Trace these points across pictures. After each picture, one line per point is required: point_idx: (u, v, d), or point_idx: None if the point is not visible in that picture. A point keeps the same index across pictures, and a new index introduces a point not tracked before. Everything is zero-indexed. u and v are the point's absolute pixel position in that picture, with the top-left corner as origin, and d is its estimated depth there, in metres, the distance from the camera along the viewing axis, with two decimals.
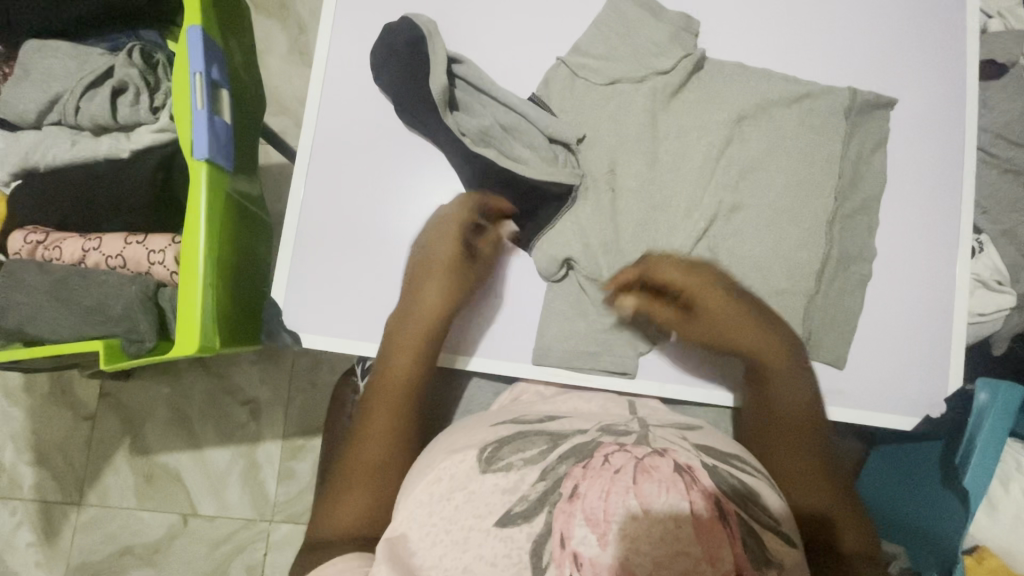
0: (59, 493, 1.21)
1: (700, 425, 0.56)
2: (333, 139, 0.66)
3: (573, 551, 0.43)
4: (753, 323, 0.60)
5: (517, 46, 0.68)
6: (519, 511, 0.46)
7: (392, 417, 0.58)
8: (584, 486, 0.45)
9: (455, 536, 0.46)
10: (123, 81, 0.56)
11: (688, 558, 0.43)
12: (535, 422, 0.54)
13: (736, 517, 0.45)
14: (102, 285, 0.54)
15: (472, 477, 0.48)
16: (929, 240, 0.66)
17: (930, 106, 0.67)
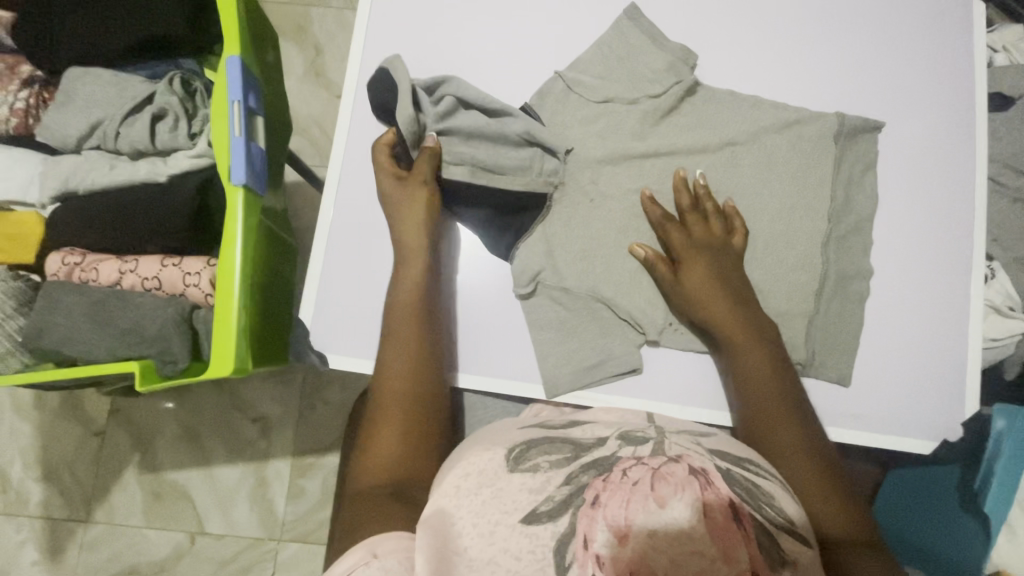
0: (66, 510, 1.20)
1: (713, 432, 0.56)
2: (362, 164, 0.67)
3: (596, 552, 0.44)
4: (730, 310, 0.61)
5: (514, 66, 0.70)
6: (545, 510, 0.46)
7: (419, 360, 0.59)
8: (605, 496, 0.46)
9: (481, 529, 0.46)
10: (164, 108, 0.58)
11: (704, 558, 0.44)
12: (559, 428, 0.54)
13: (750, 518, 0.46)
14: (136, 307, 0.55)
15: (501, 475, 0.49)
16: (941, 266, 0.67)
17: (937, 136, 0.69)
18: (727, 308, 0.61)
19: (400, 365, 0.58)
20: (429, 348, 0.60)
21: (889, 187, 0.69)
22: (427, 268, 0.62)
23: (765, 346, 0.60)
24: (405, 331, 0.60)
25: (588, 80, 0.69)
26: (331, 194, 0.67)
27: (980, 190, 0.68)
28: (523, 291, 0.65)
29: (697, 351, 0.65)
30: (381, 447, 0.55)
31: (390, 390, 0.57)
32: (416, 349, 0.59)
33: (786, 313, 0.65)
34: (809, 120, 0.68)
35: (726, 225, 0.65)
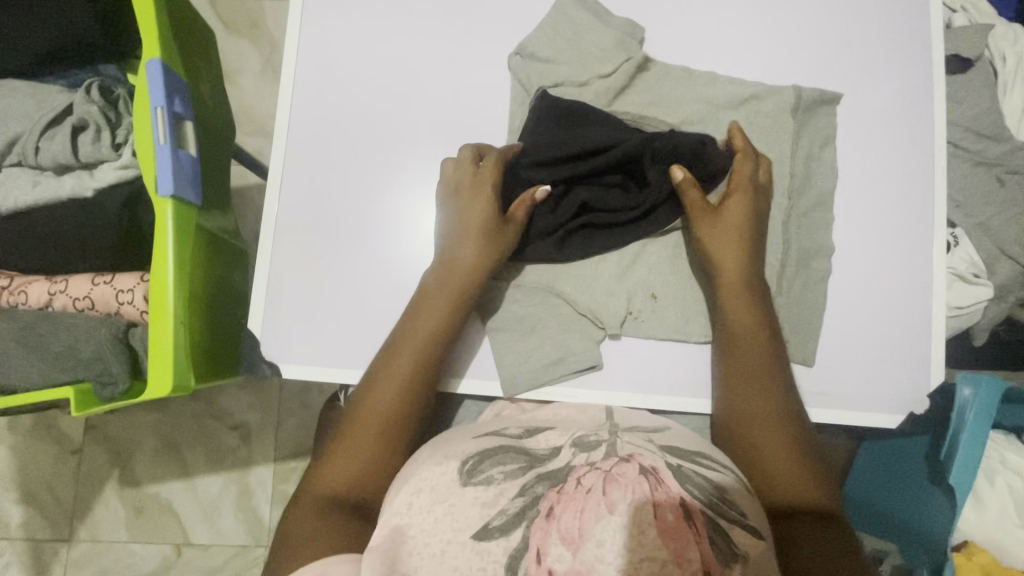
0: (48, 530, 1.19)
1: (666, 427, 0.57)
2: (306, 163, 0.65)
3: (549, 567, 0.44)
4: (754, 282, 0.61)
5: (461, 52, 0.67)
6: (497, 524, 0.47)
7: (411, 384, 0.58)
8: (559, 508, 0.46)
9: (433, 549, 0.46)
10: (83, 119, 0.55)
11: (655, 562, 0.43)
12: (514, 436, 0.54)
13: (701, 515, 0.46)
14: (69, 329, 0.53)
15: (452, 491, 0.49)
16: (904, 236, 0.66)
17: (897, 102, 0.68)
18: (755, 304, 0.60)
19: (391, 387, 0.57)
20: (425, 372, 0.58)
21: (849, 158, 0.67)
22: (450, 308, 0.59)
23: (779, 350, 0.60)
24: (402, 352, 0.58)
25: (538, 67, 0.66)
26: (275, 196, 0.65)
27: (942, 156, 0.67)
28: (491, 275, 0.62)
29: (659, 338, 0.63)
30: (345, 459, 0.56)
31: (373, 408, 0.57)
32: (411, 372, 0.58)
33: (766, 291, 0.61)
34: (765, 95, 0.66)
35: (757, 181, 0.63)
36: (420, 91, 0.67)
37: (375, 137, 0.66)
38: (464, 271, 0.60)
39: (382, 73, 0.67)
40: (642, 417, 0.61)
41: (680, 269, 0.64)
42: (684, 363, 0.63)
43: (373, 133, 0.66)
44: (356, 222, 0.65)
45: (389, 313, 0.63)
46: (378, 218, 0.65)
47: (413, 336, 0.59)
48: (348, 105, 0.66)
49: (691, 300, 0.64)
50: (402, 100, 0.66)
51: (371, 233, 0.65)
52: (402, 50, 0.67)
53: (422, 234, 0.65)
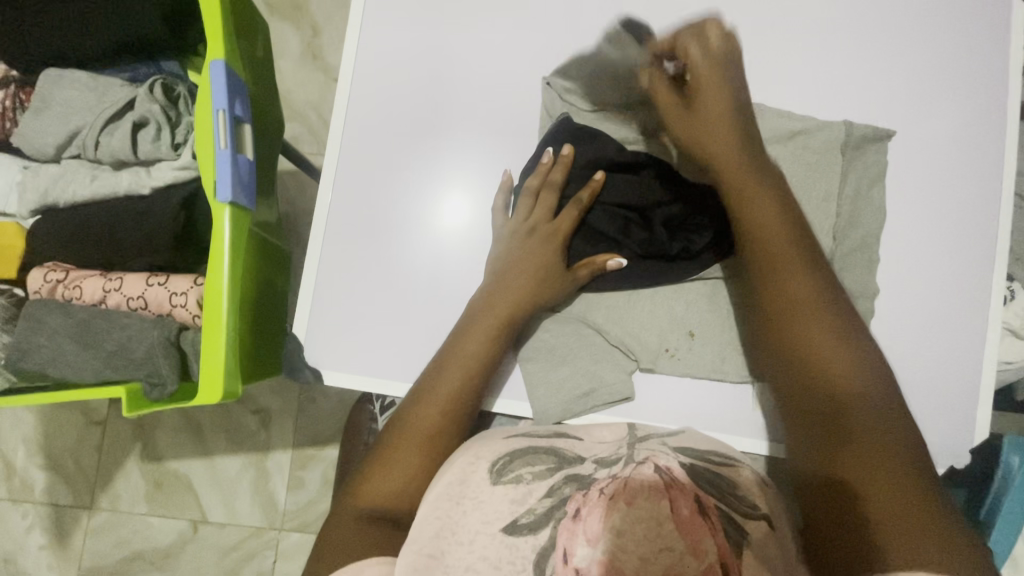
0: (71, 497, 1.22)
1: (684, 431, 0.57)
2: (355, 173, 0.65)
3: (575, 566, 0.44)
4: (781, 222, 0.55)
5: (513, 66, 0.66)
6: (525, 521, 0.46)
7: (454, 405, 0.58)
8: (585, 510, 0.45)
9: (461, 538, 0.47)
10: (144, 117, 0.55)
11: (672, 554, 0.41)
12: (545, 437, 0.54)
13: (716, 509, 0.44)
14: (121, 328, 0.53)
15: (483, 487, 0.49)
16: (961, 286, 0.63)
17: (962, 145, 0.65)
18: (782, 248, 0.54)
19: (434, 404, 0.57)
20: (469, 395, 0.58)
21: (898, 201, 0.64)
22: (499, 328, 0.59)
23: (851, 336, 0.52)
24: (452, 367, 0.58)
25: (576, 92, 0.65)
26: (326, 204, 0.64)
27: (1008, 207, 0.64)
28: (550, 293, 0.61)
29: (696, 376, 0.62)
30: (386, 477, 0.56)
31: (419, 422, 0.57)
32: (457, 392, 0.58)
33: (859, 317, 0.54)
34: (815, 130, 0.64)
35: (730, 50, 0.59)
36: (471, 106, 0.66)
37: (425, 150, 0.65)
38: (527, 297, 0.59)
39: (432, 84, 0.66)
40: None
41: (719, 308, 0.62)
42: (714, 400, 0.62)
43: (425, 145, 0.65)
44: (402, 233, 0.64)
45: (431, 327, 0.63)
46: (430, 236, 0.64)
47: (467, 355, 0.58)
48: (400, 115, 0.66)
49: (729, 339, 0.62)
50: (450, 112, 0.66)
51: (414, 245, 0.64)
52: (454, 60, 0.66)
53: (465, 246, 0.64)
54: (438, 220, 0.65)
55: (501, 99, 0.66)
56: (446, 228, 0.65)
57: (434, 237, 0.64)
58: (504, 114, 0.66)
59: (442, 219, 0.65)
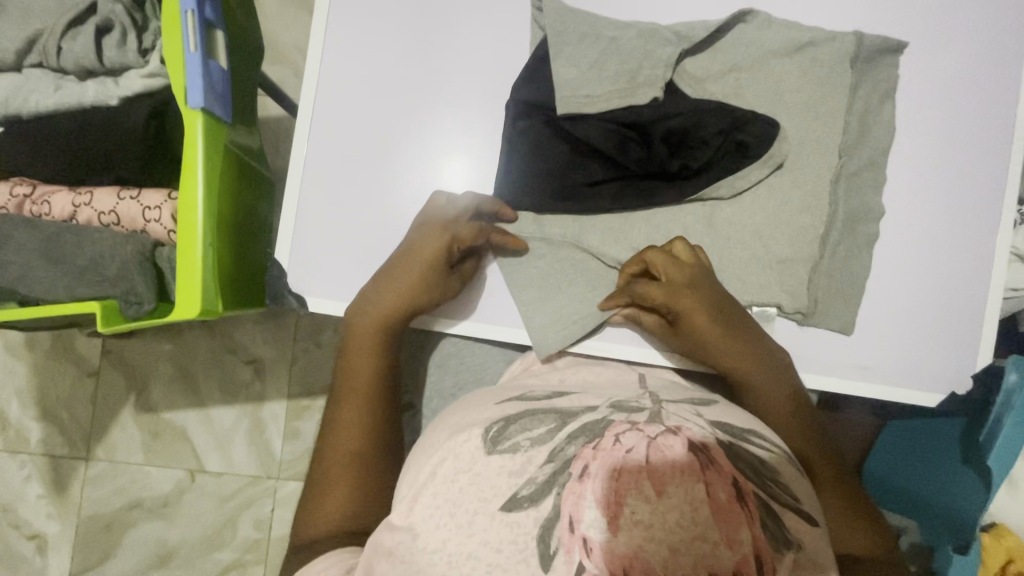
0: (67, 448, 1.22)
1: (714, 400, 0.54)
2: (338, 93, 0.61)
3: (583, 535, 0.43)
4: (732, 338, 0.56)
5: None
6: (526, 493, 0.45)
7: (365, 421, 0.59)
8: (595, 467, 0.44)
9: (459, 520, 0.45)
10: (108, 19, 0.52)
11: (705, 542, 0.41)
12: (543, 399, 0.52)
13: (755, 497, 0.43)
14: (95, 245, 0.51)
15: (477, 459, 0.47)
16: (969, 207, 0.61)
17: (977, 57, 0.62)
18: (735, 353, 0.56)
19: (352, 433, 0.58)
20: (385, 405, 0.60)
21: (908, 119, 0.61)
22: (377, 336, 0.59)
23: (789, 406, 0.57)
24: (351, 388, 0.60)
25: (566, 14, 0.60)
26: (307, 122, 0.61)
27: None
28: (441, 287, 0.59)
29: None
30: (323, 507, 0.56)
31: (338, 448, 0.58)
32: (363, 412, 0.59)
33: (744, 321, 0.57)
34: (824, 41, 0.60)
35: (692, 257, 0.56)
36: (458, 17, 0.62)
37: (410, 64, 0.62)
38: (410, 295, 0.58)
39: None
40: (670, 378, 0.59)
41: (716, 231, 0.60)
42: None
43: (409, 61, 0.62)
44: (388, 155, 0.61)
45: None
46: (421, 163, 0.61)
47: (360, 373, 0.60)
48: (383, 26, 0.62)
49: (727, 264, 0.60)
50: (436, 24, 0.62)
51: (400, 166, 0.61)
52: None
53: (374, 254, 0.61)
54: (423, 141, 0.62)
55: (492, 9, 0.62)
56: (434, 150, 0.62)
57: (419, 158, 0.61)
58: (494, 26, 0.62)
59: (429, 140, 0.62)
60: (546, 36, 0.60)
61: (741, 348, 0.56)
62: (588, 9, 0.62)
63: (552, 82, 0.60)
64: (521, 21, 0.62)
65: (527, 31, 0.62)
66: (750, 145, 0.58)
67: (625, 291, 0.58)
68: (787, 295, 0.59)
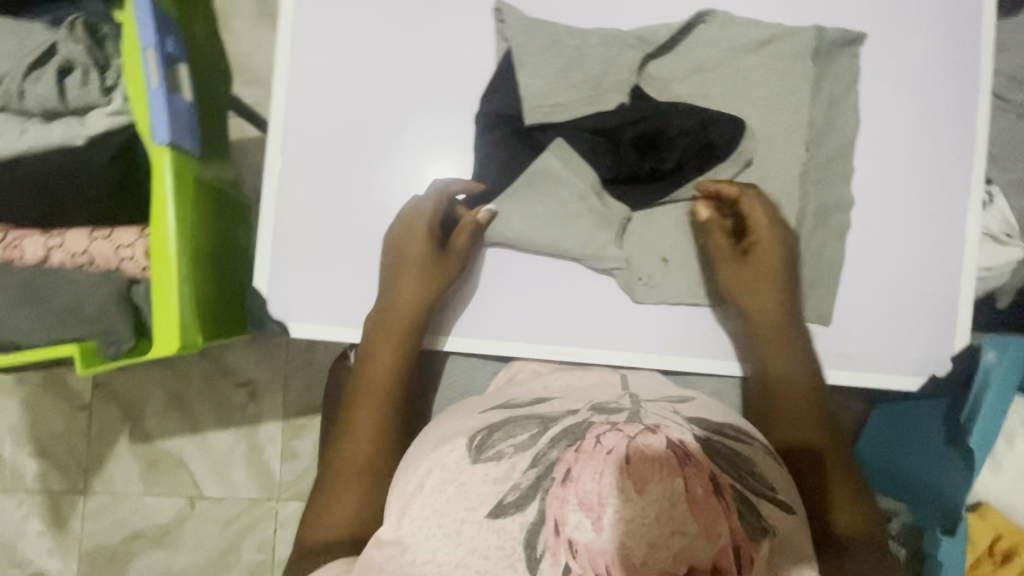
0: (65, 483, 1.21)
1: (690, 396, 0.56)
2: (308, 122, 0.62)
3: (568, 537, 0.43)
4: (778, 302, 0.59)
5: None
6: (511, 499, 0.45)
7: (382, 428, 0.58)
8: (577, 470, 0.45)
9: (449, 529, 0.45)
10: (69, 59, 0.52)
11: (685, 536, 0.42)
12: (525, 405, 0.53)
13: (731, 489, 0.44)
14: (72, 283, 0.51)
15: (463, 468, 0.48)
16: (938, 192, 0.62)
17: (937, 43, 0.62)
18: (773, 322, 0.59)
19: (363, 438, 0.58)
20: (393, 409, 0.60)
21: (872, 108, 0.62)
22: (399, 342, 0.59)
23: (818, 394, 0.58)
24: (369, 393, 0.59)
25: (528, 24, 0.61)
26: (278, 147, 0.61)
27: (985, 105, 0.62)
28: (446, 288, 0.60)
29: (671, 302, 0.61)
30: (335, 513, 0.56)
31: (352, 455, 0.58)
32: (380, 420, 0.59)
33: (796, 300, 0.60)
34: (784, 37, 0.61)
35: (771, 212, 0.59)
36: (422, 34, 0.62)
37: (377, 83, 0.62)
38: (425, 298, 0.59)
39: (378, 12, 0.62)
40: (655, 379, 0.59)
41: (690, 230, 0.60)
42: (693, 322, 0.61)
43: (376, 80, 0.62)
44: (362, 175, 0.62)
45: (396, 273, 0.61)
46: (396, 185, 0.62)
47: (375, 378, 0.60)
48: (348, 46, 0.62)
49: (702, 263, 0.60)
50: (400, 42, 0.62)
51: (374, 186, 0.62)
52: None
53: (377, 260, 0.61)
54: (395, 160, 0.62)
55: (456, 24, 0.62)
56: (408, 167, 0.62)
57: (393, 176, 0.62)
58: (459, 41, 0.62)
59: (401, 157, 0.62)
60: (510, 47, 0.61)
61: (785, 322, 0.59)
62: (551, 17, 0.62)
63: (519, 92, 0.60)
64: (485, 35, 0.62)
65: (490, 44, 0.62)
66: (718, 145, 0.59)
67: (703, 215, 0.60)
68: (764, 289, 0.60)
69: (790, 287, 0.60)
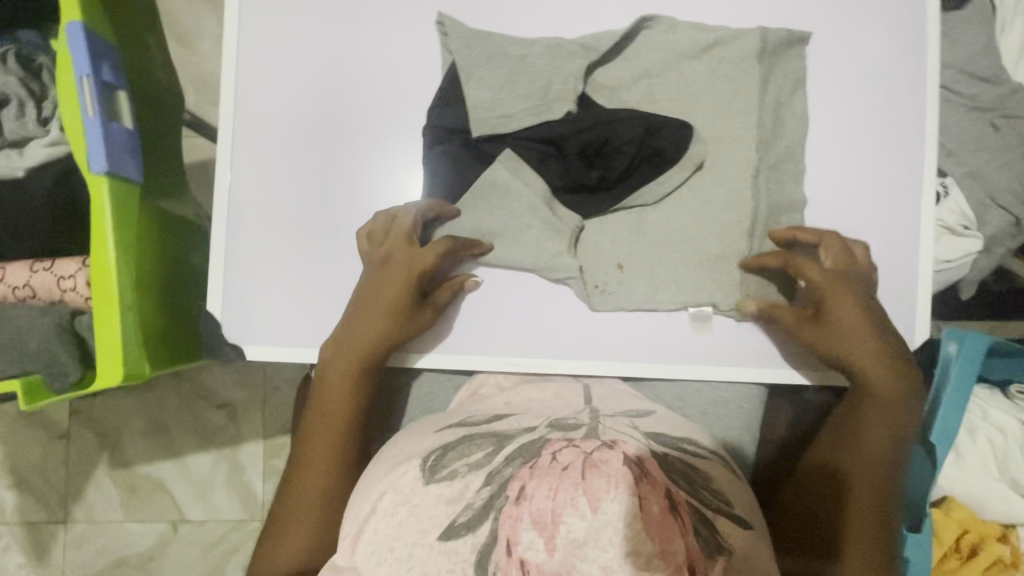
0: (44, 513, 1.20)
1: (651, 410, 0.56)
2: (256, 148, 0.61)
3: (520, 557, 0.40)
4: (876, 351, 0.57)
5: (408, 5, 0.62)
6: (463, 520, 0.44)
7: (339, 454, 0.57)
8: (530, 487, 0.41)
9: (399, 553, 0.45)
10: (4, 93, 0.55)
11: (642, 558, 0.38)
12: (482, 423, 0.53)
13: (686, 505, 0.43)
14: (12, 319, 0.52)
15: (416, 490, 0.47)
16: (891, 187, 0.62)
17: (883, 39, 0.62)
18: (874, 372, 0.56)
19: (320, 464, 0.57)
20: (350, 446, 0.58)
21: (821, 107, 0.62)
22: (363, 369, 0.59)
23: (895, 437, 0.56)
24: (328, 418, 0.58)
25: (471, 37, 0.61)
26: (226, 169, 0.61)
27: (934, 98, 0.62)
28: (414, 316, 0.58)
29: (630, 309, 0.60)
30: (288, 538, 0.55)
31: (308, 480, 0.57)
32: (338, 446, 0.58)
33: (895, 347, 0.57)
34: (729, 40, 0.61)
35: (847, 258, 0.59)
36: (368, 50, 0.62)
37: (325, 101, 0.62)
38: (388, 324, 0.58)
39: (323, 31, 0.62)
40: (614, 388, 0.59)
41: (645, 236, 0.60)
42: (652, 328, 0.61)
43: (324, 98, 0.62)
44: (314, 194, 0.61)
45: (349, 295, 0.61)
46: (346, 209, 0.61)
47: (337, 403, 0.59)
48: (294, 66, 0.62)
49: (659, 269, 0.60)
50: (347, 59, 0.62)
51: (326, 205, 0.61)
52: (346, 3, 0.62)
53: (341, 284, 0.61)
54: (347, 179, 0.61)
55: (402, 39, 0.62)
56: (360, 184, 0.61)
57: (345, 194, 0.61)
58: (407, 56, 0.62)
59: (352, 174, 0.61)
60: (454, 60, 0.61)
61: (885, 368, 0.56)
62: (496, 28, 0.62)
63: (465, 104, 0.60)
64: (431, 47, 0.62)
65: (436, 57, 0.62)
66: (667, 151, 0.59)
67: (781, 260, 0.59)
68: (721, 292, 0.60)
69: (883, 334, 0.57)
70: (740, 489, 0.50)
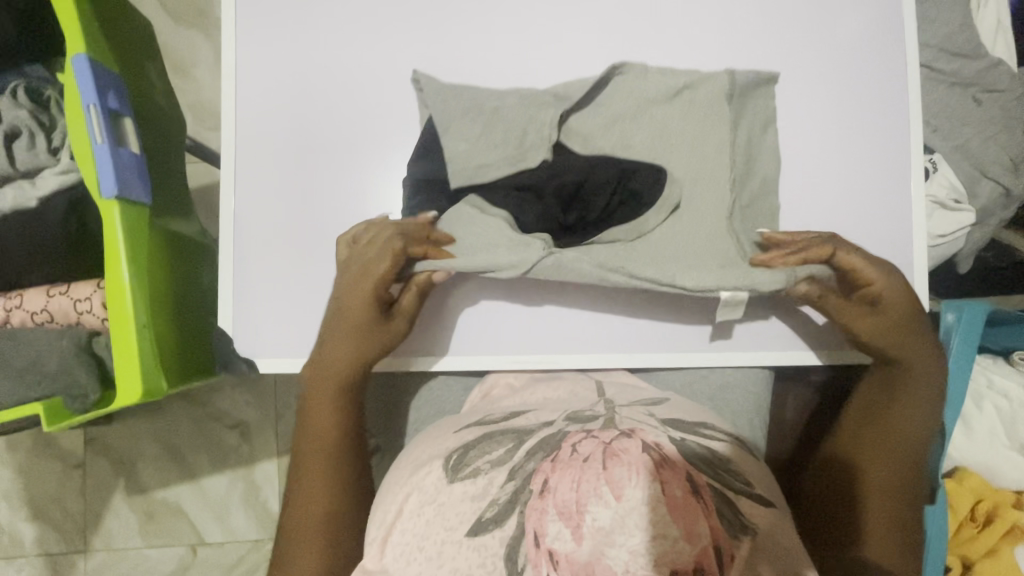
0: (63, 544, 1.20)
1: (664, 398, 0.57)
2: (258, 165, 0.63)
3: (549, 548, 0.41)
4: (906, 324, 0.57)
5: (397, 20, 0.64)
6: (490, 515, 0.45)
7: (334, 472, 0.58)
8: (554, 480, 0.43)
9: (430, 552, 0.45)
10: (15, 126, 0.57)
11: (666, 540, 0.41)
12: (501, 421, 0.53)
13: (709, 488, 0.44)
14: (32, 345, 0.54)
15: (440, 489, 0.48)
16: (879, 165, 0.63)
17: (861, 22, 0.64)
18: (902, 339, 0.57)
19: (316, 484, 0.58)
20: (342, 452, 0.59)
21: (805, 93, 0.64)
22: (339, 388, 0.60)
23: (916, 397, 0.57)
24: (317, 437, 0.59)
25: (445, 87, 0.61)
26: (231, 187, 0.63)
27: (914, 76, 0.63)
28: (387, 326, 0.59)
29: (631, 302, 0.63)
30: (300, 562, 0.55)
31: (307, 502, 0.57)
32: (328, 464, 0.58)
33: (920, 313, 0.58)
34: (701, 82, 0.60)
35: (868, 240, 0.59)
36: (361, 64, 0.64)
37: (322, 115, 0.63)
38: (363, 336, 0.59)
39: (317, 48, 0.64)
40: (620, 379, 0.61)
41: None
42: (654, 317, 0.63)
43: (322, 112, 0.63)
44: (317, 206, 0.63)
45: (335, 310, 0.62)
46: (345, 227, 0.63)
47: (321, 422, 0.59)
48: (291, 83, 0.64)
49: None
50: (341, 74, 0.64)
51: (329, 215, 0.63)
52: (338, 22, 0.64)
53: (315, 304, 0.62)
54: (349, 189, 0.63)
55: (394, 53, 0.64)
56: (361, 193, 0.63)
57: (347, 203, 0.63)
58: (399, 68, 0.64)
59: (353, 184, 0.63)
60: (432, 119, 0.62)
61: (909, 332, 0.57)
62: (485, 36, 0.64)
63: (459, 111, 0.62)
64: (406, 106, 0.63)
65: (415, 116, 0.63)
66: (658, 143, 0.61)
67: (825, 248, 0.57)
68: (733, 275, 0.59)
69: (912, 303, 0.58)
70: (761, 470, 0.50)
